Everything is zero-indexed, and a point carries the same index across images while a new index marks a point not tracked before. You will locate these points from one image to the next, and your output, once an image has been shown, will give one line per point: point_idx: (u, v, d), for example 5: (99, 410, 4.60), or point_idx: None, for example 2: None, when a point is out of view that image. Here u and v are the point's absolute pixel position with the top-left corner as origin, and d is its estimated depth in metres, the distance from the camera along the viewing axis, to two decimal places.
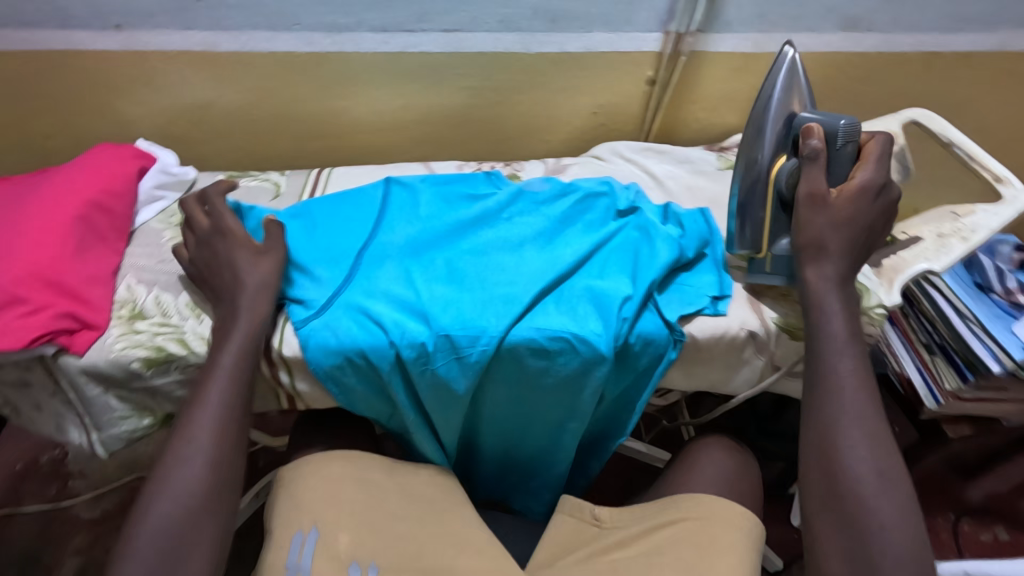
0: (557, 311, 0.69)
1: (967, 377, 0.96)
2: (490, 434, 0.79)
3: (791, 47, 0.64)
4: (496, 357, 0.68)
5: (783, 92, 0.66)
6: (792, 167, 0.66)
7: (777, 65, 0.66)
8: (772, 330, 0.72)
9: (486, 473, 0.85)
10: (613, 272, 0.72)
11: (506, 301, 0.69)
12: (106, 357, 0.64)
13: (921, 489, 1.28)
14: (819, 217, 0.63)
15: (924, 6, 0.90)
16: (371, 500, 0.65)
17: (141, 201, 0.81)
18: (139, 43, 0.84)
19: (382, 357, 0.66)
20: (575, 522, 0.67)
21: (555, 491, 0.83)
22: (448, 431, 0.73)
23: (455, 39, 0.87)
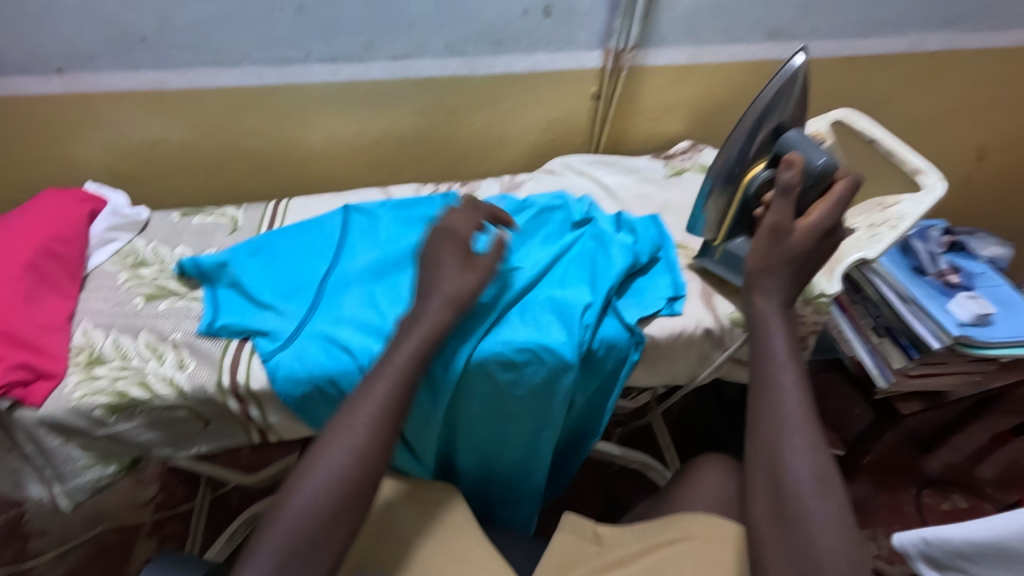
0: (522, 324, 0.71)
1: (911, 354, 1.02)
2: (467, 449, 0.80)
3: (796, 63, 0.66)
4: (466, 373, 0.69)
5: (775, 101, 0.68)
6: (763, 179, 0.70)
7: (777, 76, 0.68)
8: (726, 326, 0.76)
9: (466, 489, 0.86)
10: (572, 281, 0.75)
11: (472, 317, 0.70)
12: (66, 406, 0.63)
13: (882, 466, 1.33)
14: (776, 251, 0.64)
15: (839, 15, 0.97)
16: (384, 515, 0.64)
17: (93, 244, 0.80)
18: (83, 85, 0.83)
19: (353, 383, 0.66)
20: (576, 539, 0.66)
21: (535, 500, 0.85)
22: (425, 449, 0.74)
23: (403, 66, 0.89)
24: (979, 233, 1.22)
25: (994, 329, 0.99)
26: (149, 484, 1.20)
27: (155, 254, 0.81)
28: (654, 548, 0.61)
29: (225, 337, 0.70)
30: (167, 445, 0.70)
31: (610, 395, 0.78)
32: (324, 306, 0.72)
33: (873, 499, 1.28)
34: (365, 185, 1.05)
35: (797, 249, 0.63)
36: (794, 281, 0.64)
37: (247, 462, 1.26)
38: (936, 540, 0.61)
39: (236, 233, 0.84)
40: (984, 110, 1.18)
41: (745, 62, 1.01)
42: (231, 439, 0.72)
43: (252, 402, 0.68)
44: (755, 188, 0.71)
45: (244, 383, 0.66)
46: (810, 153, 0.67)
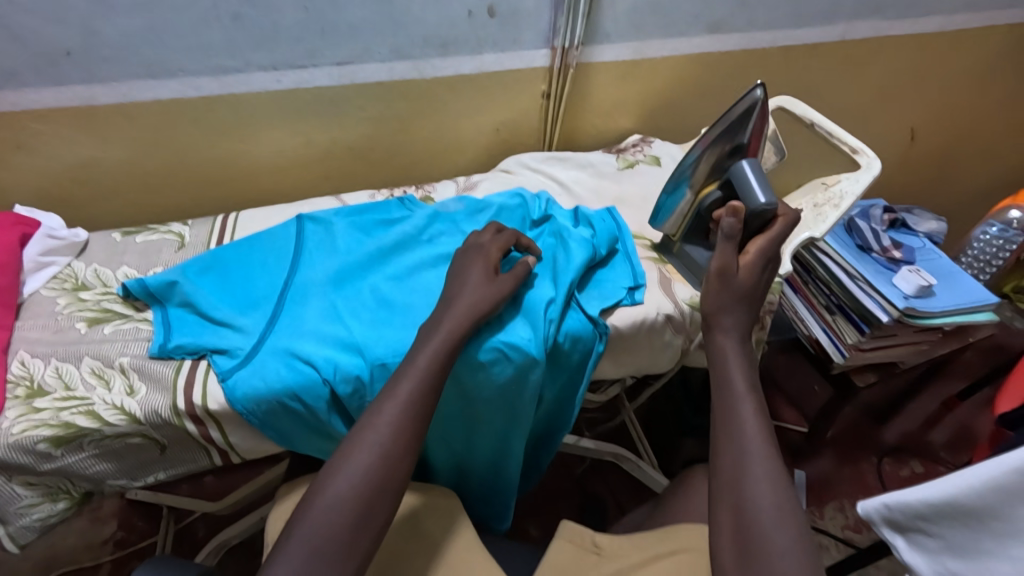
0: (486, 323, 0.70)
1: (863, 329, 1.07)
2: (438, 453, 0.80)
3: (754, 95, 0.67)
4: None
5: (733, 127, 0.70)
6: (713, 201, 0.73)
7: (740, 103, 0.69)
8: (686, 311, 0.78)
9: None
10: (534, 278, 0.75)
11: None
12: (5, 443, 0.59)
13: (843, 439, 1.39)
14: (725, 291, 0.63)
15: (772, 7, 1.00)
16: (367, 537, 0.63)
17: (27, 270, 0.75)
18: (5, 104, 0.78)
19: (318, 398, 0.65)
20: (574, 549, 0.63)
21: (510, 499, 0.85)
22: None
23: (348, 72, 0.88)
24: (916, 210, 1.29)
25: (936, 299, 1.04)
26: (106, 522, 1.15)
27: (97, 277, 0.77)
28: (654, 560, 0.60)
29: (179, 358, 0.67)
30: (122, 475, 0.67)
31: (577, 388, 0.78)
32: (283, 320, 0.70)
33: (836, 472, 1.33)
34: (317, 195, 1.03)
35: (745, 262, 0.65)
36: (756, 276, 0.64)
37: (211, 489, 1.22)
38: (897, 504, 0.51)
39: (184, 250, 0.81)
40: (911, 94, 1.24)
41: (686, 56, 1.03)
42: (191, 464, 0.69)
43: (212, 422, 0.65)
44: (708, 206, 0.74)
45: (201, 404, 0.64)
46: (750, 190, 0.68)
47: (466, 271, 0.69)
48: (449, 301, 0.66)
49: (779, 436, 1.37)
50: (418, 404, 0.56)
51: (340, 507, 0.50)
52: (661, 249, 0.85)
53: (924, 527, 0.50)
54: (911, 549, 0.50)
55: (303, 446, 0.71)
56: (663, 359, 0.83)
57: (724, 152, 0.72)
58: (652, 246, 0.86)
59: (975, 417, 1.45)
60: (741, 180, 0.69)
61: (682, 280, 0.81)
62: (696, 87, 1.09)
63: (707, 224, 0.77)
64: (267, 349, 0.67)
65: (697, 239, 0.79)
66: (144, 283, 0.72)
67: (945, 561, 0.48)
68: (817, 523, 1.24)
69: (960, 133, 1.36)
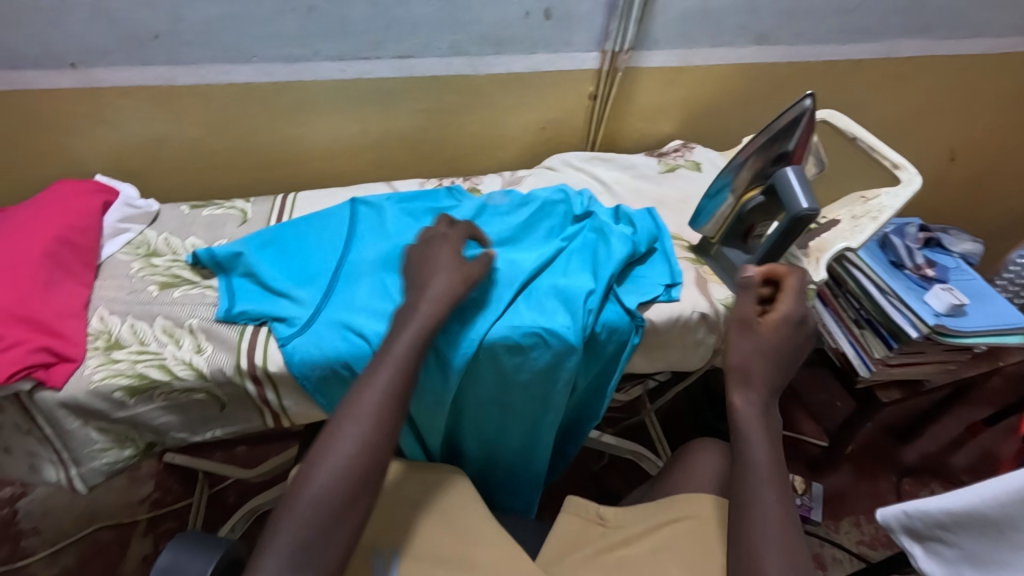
0: (528, 309, 0.73)
1: (891, 344, 1.08)
2: (471, 435, 0.84)
3: (802, 104, 0.69)
4: (475, 357, 0.72)
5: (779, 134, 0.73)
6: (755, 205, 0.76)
7: (787, 112, 0.71)
8: (721, 311, 0.80)
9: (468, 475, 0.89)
10: (575, 268, 0.78)
11: (484, 306, 0.73)
12: (86, 389, 0.65)
13: (864, 456, 1.39)
14: (746, 341, 0.65)
15: (821, 21, 1.02)
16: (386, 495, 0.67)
17: (106, 234, 0.81)
18: (95, 80, 0.84)
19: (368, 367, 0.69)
20: (581, 521, 0.70)
21: (536, 486, 0.89)
22: (432, 432, 0.79)
23: (407, 65, 0.92)
24: (952, 230, 1.29)
25: (968, 318, 1.05)
26: (145, 482, 1.21)
27: (167, 245, 0.83)
28: (657, 529, 0.67)
29: (242, 324, 0.72)
30: (184, 429, 0.72)
31: (609, 379, 0.81)
32: (336, 295, 0.74)
33: (854, 487, 1.33)
34: (367, 180, 1.08)
35: (767, 327, 0.66)
36: (778, 326, 0.67)
37: (245, 459, 1.27)
38: (916, 512, 0.59)
39: (246, 225, 0.87)
40: (952, 113, 1.25)
41: (731, 66, 1.06)
42: (246, 424, 0.74)
43: (269, 385, 0.70)
44: (749, 210, 0.77)
45: (262, 365, 0.69)
46: (790, 195, 0.70)
47: (434, 255, 0.72)
48: (425, 285, 0.68)
49: (798, 448, 1.38)
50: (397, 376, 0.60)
51: (344, 460, 0.55)
52: (698, 251, 0.87)
53: (941, 536, 0.57)
54: (928, 556, 0.58)
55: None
56: (694, 357, 0.86)
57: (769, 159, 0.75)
58: (690, 248, 0.88)
59: (1000, 442, 1.43)
60: (784, 184, 0.71)
61: (718, 281, 0.83)
62: (739, 97, 1.11)
63: (747, 227, 0.80)
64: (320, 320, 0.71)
65: (734, 242, 0.82)
66: (211, 253, 0.77)
67: (960, 568, 0.56)
68: (831, 536, 1.25)
69: (1003, 155, 1.36)
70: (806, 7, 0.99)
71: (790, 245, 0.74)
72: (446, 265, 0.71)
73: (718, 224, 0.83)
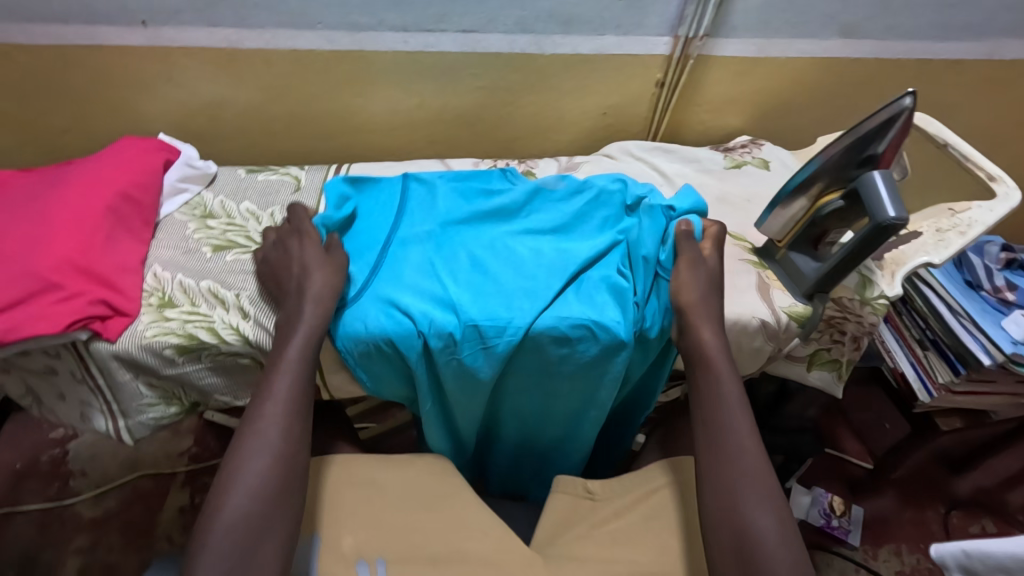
0: (578, 300, 0.70)
1: (959, 370, 1.00)
2: (505, 423, 0.82)
3: (902, 102, 0.63)
4: (520, 346, 0.69)
5: (869, 134, 0.66)
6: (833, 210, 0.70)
7: (882, 112, 0.65)
8: (783, 321, 0.74)
9: (499, 460, 0.89)
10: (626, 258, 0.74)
11: (533, 293, 0.70)
12: (138, 343, 0.66)
13: (909, 482, 1.30)
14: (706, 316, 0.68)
15: (919, 13, 0.93)
16: (371, 498, 0.68)
17: (165, 193, 0.82)
18: (165, 39, 0.84)
19: (412, 347, 0.67)
20: (570, 497, 0.71)
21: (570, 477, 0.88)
22: (466, 419, 0.77)
23: (471, 40, 0.90)
24: None
25: None
26: (185, 436, 1.24)
27: (222, 208, 0.84)
28: (644, 497, 0.70)
29: None
30: (227, 392, 0.72)
31: (659, 373, 0.79)
32: (383, 270, 0.73)
33: (897, 513, 1.26)
34: (420, 156, 1.06)
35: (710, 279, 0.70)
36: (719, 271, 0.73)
37: None
38: (977, 552, 0.56)
39: (300, 193, 0.87)
40: None
41: (812, 59, 0.98)
42: None
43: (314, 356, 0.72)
44: (825, 214, 0.72)
45: None
46: (877, 203, 0.64)
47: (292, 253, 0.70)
48: (298, 285, 0.67)
49: (839, 467, 1.31)
50: (293, 365, 0.61)
51: (284, 405, 0.59)
52: (761, 254, 0.82)
53: None
54: None
55: (392, 391, 0.75)
56: (749, 364, 0.79)
57: (852, 160, 0.69)
58: (753, 250, 0.83)
59: None
60: (869, 189, 0.65)
61: (781, 288, 0.77)
62: (815, 92, 1.04)
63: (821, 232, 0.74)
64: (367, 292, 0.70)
65: (804, 248, 0.77)
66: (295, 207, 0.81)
67: None
68: (869, 564, 1.19)
69: None
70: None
71: (866, 258, 0.68)
72: (310, 262, 0.69)
73: (788, 229, 0.78)
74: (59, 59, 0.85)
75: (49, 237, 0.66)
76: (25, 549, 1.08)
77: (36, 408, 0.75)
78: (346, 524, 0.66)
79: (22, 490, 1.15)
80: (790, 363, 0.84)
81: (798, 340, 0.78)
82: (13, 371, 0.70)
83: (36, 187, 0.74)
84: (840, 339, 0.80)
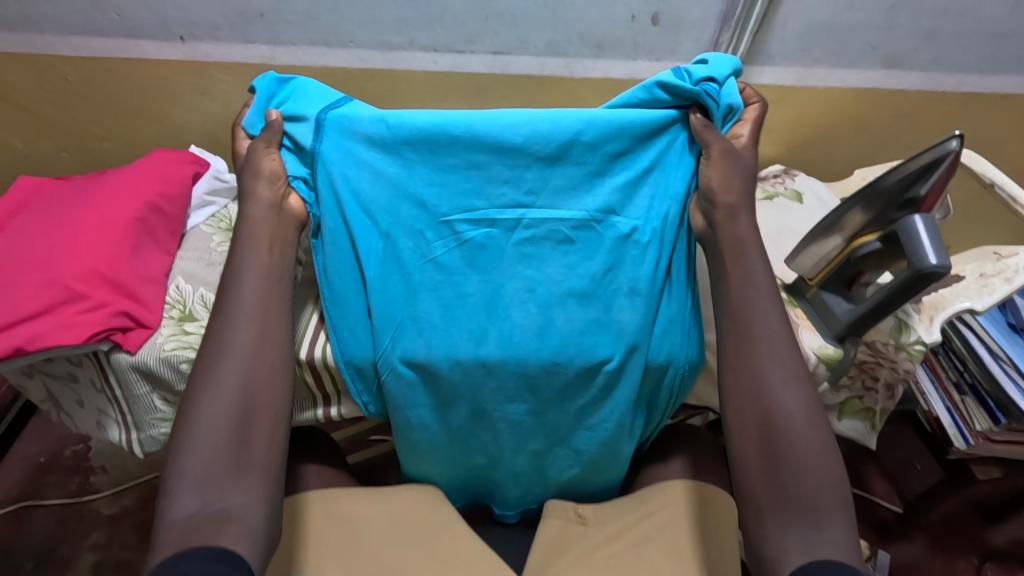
0: (580, 196, 0.69)
1: (998, 419, 0.92)
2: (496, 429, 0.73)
3: (950, 143, 0.59)
4: (500, 243, 0.68)
5: (913, 178, 0.63)
6: (869, 251, 0.67)
7: (926, 152, 0.61)
8: (811, 362, 0.71)
9: (504, 476, 0.80)
10: (632, 138, 0.69)
11: (516, 180, 0.68)
12: (157, 356, 0.66)
13: (942, 530, 1.23)
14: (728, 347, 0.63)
15: (969, 44, 0.89)
16: (366, 531, 0.71)
17: (193, 205, 0.84)
18: (201, 53, 0.86)
19: (379, 249, 0.68)
20: (561, 523, 0.75)
21: (593, 481, 0.79)
22: (442, 401, 0.70)
23: (501, 62, 0.89)
24: None
25: None
26: None
27: None
28: (637, 521, 0.72)
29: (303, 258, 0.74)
30: None
31: (684, 327, 0.70)
32: (331, 157, 0.69)
33: (926, 562, 1.19)
34: None
35: None
36: None
37: None
38: None
39: None
40: None
41: (852, 89, 0.95)
42: (301, 412, 0.76)
43: (326, 374, 0.71)
44: (862, 255, 0.68)
45: (316, 357, 0.70)
46: (918, 251, 0.60)
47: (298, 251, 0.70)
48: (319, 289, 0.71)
49: (864, 509, 1.26)
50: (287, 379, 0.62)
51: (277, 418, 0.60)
52: (792, 291, 0.79)
53: None
54: None
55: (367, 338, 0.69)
56: None
57: (893, 201, 0.66)
58: (783, 286, 0.80)
59: None
60: (908, 233, 0.61)
61: (811, 328, 0.74)
62: (854, 122, 1.00)
63: (856, 272, 0.71)
64: (321, 188, 0.69)
65: (837, 287, 0.73)
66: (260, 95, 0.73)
67: None
68: None
69: None
70: (953, 29, 0.87)
71: (903, 303, 0.65)
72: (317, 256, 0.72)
73: (822, 267, 0.75)
74: (100, 70, 0.87)
75: (79, 246, 0.68)
76: (42, 542, 1.10)
77: (57, 412, 0.76)
78: (334, 565, 0.68)
79: (44, 483, 1.17)
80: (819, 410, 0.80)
81: (827, 385, 0.74)
82: (36, 376, 0.71)
83: (71, 195, 0.76)
84: (873, 386, 0.76)
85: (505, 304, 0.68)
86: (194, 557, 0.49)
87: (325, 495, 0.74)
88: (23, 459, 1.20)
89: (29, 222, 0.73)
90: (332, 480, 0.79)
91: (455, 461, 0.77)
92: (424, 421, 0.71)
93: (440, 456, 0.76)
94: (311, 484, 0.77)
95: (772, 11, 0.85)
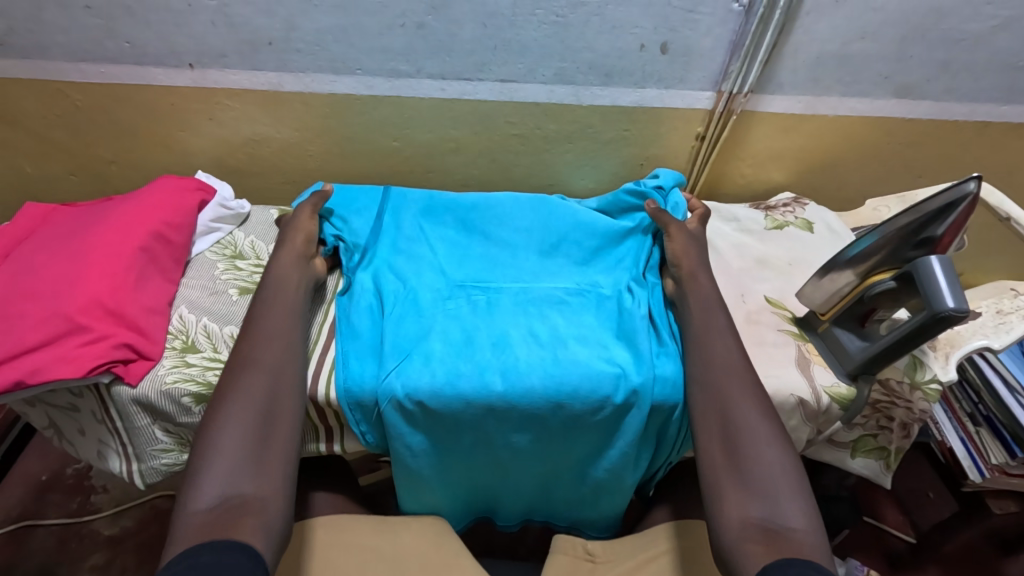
0: (571, 276, 0.82)
1: (1014, 452, 0.89)
2: (503, 463, 0.74)
3: (970, 183, 0.58)
4: (508, 297, 0.77)
5: (929, 218, 0.62)
6: (883, 289, 0.66)
7: (944, 193, 0.60)
8: (823, 401, 0.69)
9: (507, 504, 0.81)
10: (610, 234, 0.84)
11: (518, 265, 0.83)
12: (158, 389, 0.66)
13: (959, 563, 1.18)
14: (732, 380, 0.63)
15: (983, 74, 0.87)
16: (372, 563, 0.70)
17: (199, 232, 0.84)
18: (209, 80, 0.86)
19: (400, 296, 0.76)
20: (570, 559, 0.73)
21: (595, 515, 0.80)
22: (450, 436, 0.70)
23: (509, 89, 0.89)
24: None
25: None
26: None
27: (252, 248, 0.86)
28: (646, 563, 0.70)
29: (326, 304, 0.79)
30: None
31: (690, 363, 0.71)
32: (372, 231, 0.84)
33: None
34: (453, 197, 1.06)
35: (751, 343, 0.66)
36: None
37: None
38: None
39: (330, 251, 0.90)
40: None
41: (863, 117, 0.94)
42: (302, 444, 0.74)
43: (331, 412, 0.70)
44: (875, 293, 0.67)
45: (323, 396, 0.68)
46: (935, 292, 0.59)
47: None
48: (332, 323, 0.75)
49: (877, 539, 1.23)
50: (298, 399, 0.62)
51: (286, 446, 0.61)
52: (804, 325, 0.77)
53: None
54: None
55: (371, 366, 0.69)
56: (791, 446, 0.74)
57: (906, 241, 0.64)
58: (793, 320, 0.79)
59: None
60: (925, 274, 0.60)
61: (823, 365, 0.72)
62: (865, 149, 0.99)
63: (869, 309, 0.70)
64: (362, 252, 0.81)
65: (850, 324, 0.72)
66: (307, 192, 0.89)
67: None
68: None
69: None
70: (967, 60, 0.85)
71: (919, 345, 0.63)
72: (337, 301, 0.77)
73: (833, 302, 0.73)
74: (111, 96, 0.88)
75: (83, 276, 0.67)
76: (42, 563, 1.09)
77: (57, 440, 0.75)
78: None
79: (45, 502, 1.16)
80: (832, 448, 0.78)
81: (840, 423, 0.73)
82: (38, 405, 0.71)
83: (77, 223, 0.76)
84: (887, 425, 0.74)
85: (509, 344, 0.71)
86: (209, 547, 0.50)
87: (320, 528, 0.73)
88: (26, 476, 1.19)
89: (33, 252, 0.72)
90: (344, 507, 0.78)
91: (457, 488, 0.77)
92: (423, 449, 0.70)
93: (441, 485, 0.76)
94: (325, 512, 0.76)
95: (782, 41, 0.84)
